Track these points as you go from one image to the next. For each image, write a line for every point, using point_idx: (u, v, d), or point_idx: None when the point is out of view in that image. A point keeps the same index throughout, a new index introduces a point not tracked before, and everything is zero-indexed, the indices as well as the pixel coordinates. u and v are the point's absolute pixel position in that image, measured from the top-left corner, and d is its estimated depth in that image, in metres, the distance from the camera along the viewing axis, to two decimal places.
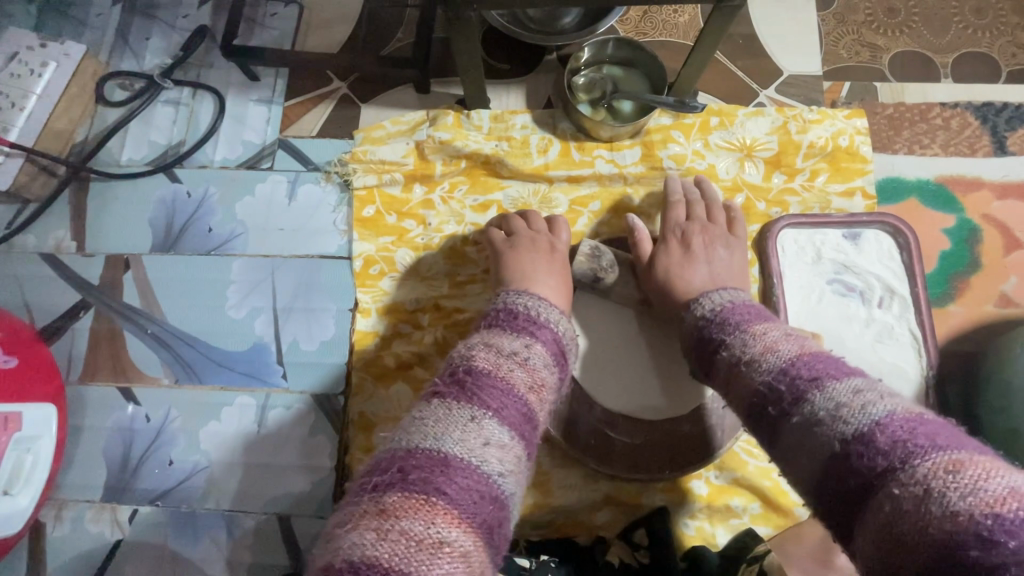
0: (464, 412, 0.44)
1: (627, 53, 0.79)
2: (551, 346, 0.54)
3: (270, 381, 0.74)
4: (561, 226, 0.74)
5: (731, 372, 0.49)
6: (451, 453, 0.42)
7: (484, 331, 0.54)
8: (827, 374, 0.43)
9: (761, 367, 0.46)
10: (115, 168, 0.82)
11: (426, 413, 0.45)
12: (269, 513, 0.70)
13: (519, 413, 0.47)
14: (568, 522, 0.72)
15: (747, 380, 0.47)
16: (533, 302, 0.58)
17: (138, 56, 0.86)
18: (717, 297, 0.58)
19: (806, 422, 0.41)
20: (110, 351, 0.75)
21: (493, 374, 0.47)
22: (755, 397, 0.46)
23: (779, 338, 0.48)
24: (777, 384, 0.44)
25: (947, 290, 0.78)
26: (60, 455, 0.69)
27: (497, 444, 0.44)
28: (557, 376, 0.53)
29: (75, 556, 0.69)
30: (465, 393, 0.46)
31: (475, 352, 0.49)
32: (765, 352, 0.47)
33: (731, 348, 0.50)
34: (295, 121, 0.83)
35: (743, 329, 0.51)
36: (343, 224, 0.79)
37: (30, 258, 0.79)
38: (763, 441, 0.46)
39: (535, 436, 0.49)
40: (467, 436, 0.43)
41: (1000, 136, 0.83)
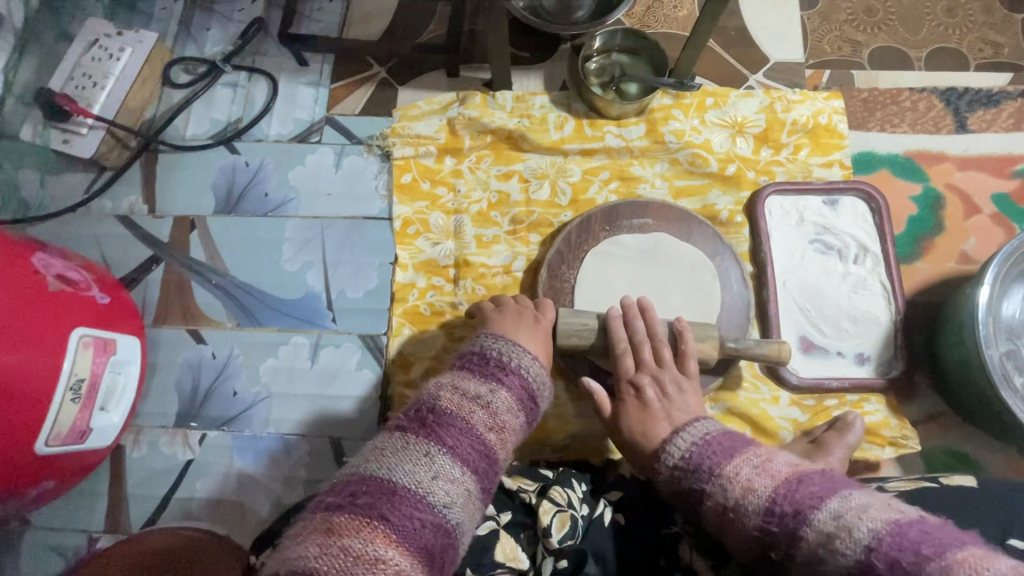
0: (419, 448, 0.55)
1: (633, 42, 0.91)
2: (517, 392, 0.63)
3: (320, 324, 0.84)
4: (550, 306, 0.76)
5: (723, 519, 0.55)
6: (400, 483, 0.52)
7: (455, 373, 0.64)
8: (807, 503, 0.49)
9: (748, 511, 0.52)
10: (181, 141, 0.93)
11: (387, 446, 0.55)
12: (322, 436, 0.80)
13: (474, 451, 0.57)
14: (582, 448, 0.82)
15: (740, 525, 0.53)
16: (506, 347, 0.67)
17: (199, 45, 0.97)
18: (683, 440, 0.62)
19: (812, 556, 0.47)
20: (179, 299, 0.86)
21: (452, 416, 0.58)
22: (755, 540, 0.52)
23: (751, 475, 0.54)
24: (769, 526, 0.50)
25: (914, 249, 0.88)
26: (141, 385, 0.79)
27: (445, 478, 0.53)
28: (519, 420, 0.62)
29: (151, 473, 0.79)
30: (424, 431, 0.56)
31: (440, 395, 0.60)
32: (745, 495, 0.53)
33: (714, 496, 0.56)
34: (340, 101, 0.94)
35: (716, 475, 0.56)
36: (384, 190, 0.90)
37: (107, 219, 0.89)
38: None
39: (490, 474, 0.58)
40: (417, 468, 0.53)
41: (962, 116, 0.94)
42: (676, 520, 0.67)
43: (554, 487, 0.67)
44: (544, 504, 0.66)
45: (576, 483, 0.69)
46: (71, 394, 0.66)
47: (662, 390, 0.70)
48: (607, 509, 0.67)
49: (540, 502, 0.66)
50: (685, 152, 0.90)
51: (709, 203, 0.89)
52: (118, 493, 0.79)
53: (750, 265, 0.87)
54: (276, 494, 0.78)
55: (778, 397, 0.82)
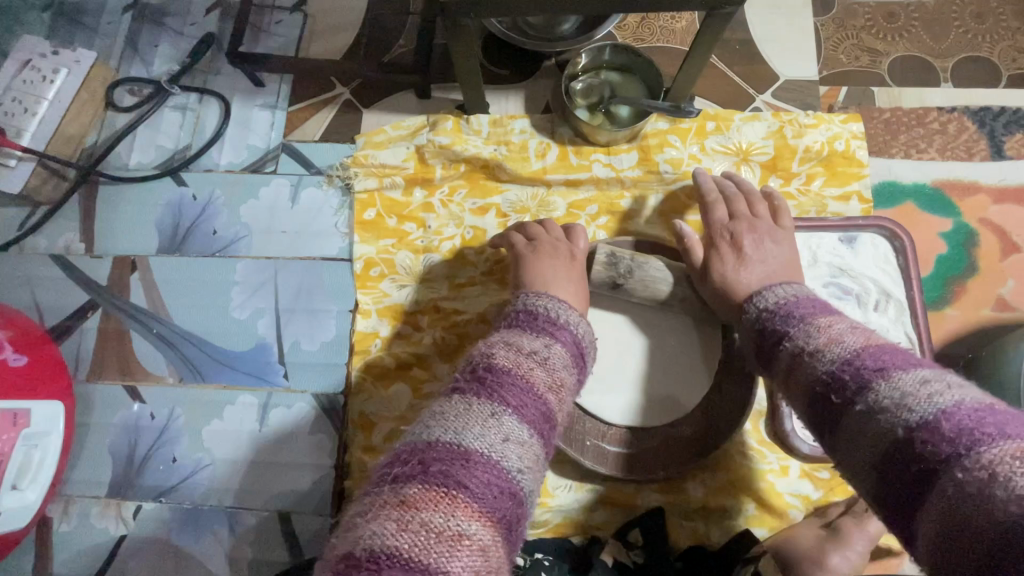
0: (483, 407, 0.43)
1: (625, 59, 0.81)
2: (571, 347, 0.53)
3: (271, 380, 0.75)
4: (580, 234, 0.72)
5: (794, 363, 0.47)
6: (472, 446, 0.40)
7: (504, 330, 0.53)
8: (893, 365, 0.41)
9: (824, 357, 0.44)
10: (124, 171, 0.84)
11: (447, 407, 0.44)
12: (271, 510, 0.71)
13: (540, 412, 0.46)
14: (564, 523, 0.72)
15: (809, 372, 0.45)
16: (555, 303, 0.56)
17: (147, 63, 0.88)
18: (778, 291, 0.55)
19: (870, 411, 0.39)
20: (117, 350, 0.77)
21: (515, 371, 0.47)
22: (814, 389, 0.44)
23: (846, 330, 0.46)
24: (841, 373, 0.42)
25: (943, 294, 0.78)
26: (67, 452, 0.71)
27: (518, 440, 0.42)
28: (575, 377, 0.52)
29: (82, 552, 0.71)
30: (484, 389, 0.45)
31: (495, 350, 0.49)
32: (830, 344, 0.45)
33: (795, 339, 0.48)
34: (299, 126, 0.85)
35: (807, 321, 0.49)
36: (344, 227, 0.81)
37: (41, 259, 0.81)
38: (818, 430, 0.45)
39: (555, 434, 0.48)
40: (488, 431, 0.42)
41: (997, 140, 0.83)
42: None
43: None
44: None
45: None
46: None
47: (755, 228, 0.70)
48: None
49: None
50: (683, 183, 0.80)
51: None
52: (43, 572, 0.71)
53: None
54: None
55: (788, 466, 0.73)
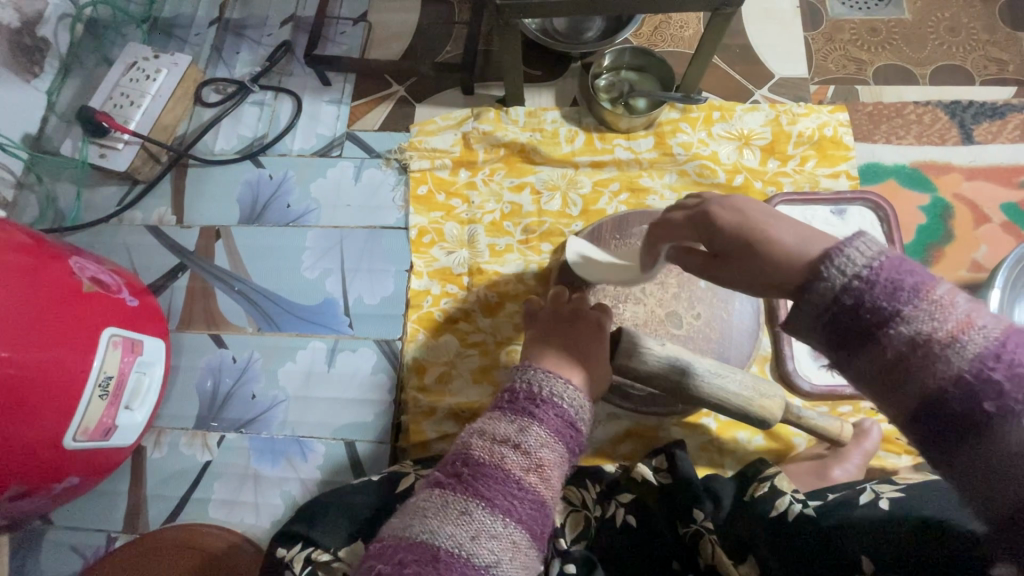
0: (458, 504, 0.47)
1: (641, 60, 0.95)
2: (554, 423, 0.52)
3: (337, 328, 0.87)
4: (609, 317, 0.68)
5: (916, 359, 0.37)
6: (444, 545, 0.45)
7: (488, 412, 0.55)
8: None
9: (966, 352, 0.36)
10: (210, 156, 0.98)
11: (427, 503, 0.48)
12: (337, 439, 0.81)
13: (516, 499, 0.48)
14: (594, 453, 0.82)
15: (942, 367, 0.36)
16: (537, 376, 0.55)
17: (230, 67, 1.03)
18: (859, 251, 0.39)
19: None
20: (203, 305, 0.89)
21: (490, 463, 0.49)
22: (956, 389, 0.36)
23: (971, 309, 0.37)
24: (994, 375, 0.35)
25: (924, 257, 0.89)
26: (164, 387, 0.82)
27: (490, 534, 0.46)
28: (562, 455, 0.52)
29: (170, 475, 0.81)
30: (462, 485, 0.48)
31: (473, 440, 0.51)
32: (963, 331, 0.36)
33: (915, 322, 0.37)
34: (361, 118, 0.99)
35: (920, 295, 0.37)
36: (401, 201, 0.93)
37: (137, 229, 0.94)
38: (927, 429, 0.38)
39: (541, 517, 0.50)
40: (458, 529, 0.46)
41: (968, 129, 0.95)
42: (698, 519, 0.64)
43: None
44: None
45: (589, 484, 0.73)
46: (99, 391, 0.69)
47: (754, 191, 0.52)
48: (618, 509, 0.68)
49: None
50: (693, 163, 0.92)
51: None
52: (138, 493, 0.81)
53: None
54: (292, 496, 0.79)
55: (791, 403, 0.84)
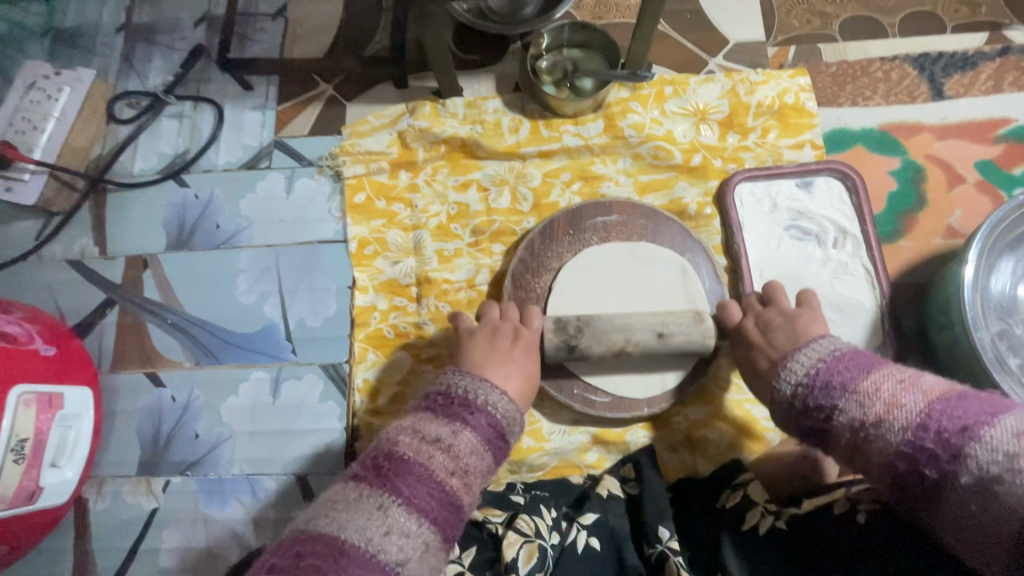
0: (374, 500, 0.51)
1: (583, 36, 0.87)
2: (484, 432, 0.58)
3: (280, 356, 0.81)
4: (534, 314, 0.72)
5: (859, 438, 0.53)
6: (349, 541, 0.48)
7: (419, 412, 0.59)
8: (971, 422, 0.48)
9: (895, 428, 0.50)
10: (129, 178, 0.90)
11: (340, 496, 0.52)
12: (289, 474, 0.77)
13: (434, 499, 0.52)
14: (562, 465, 0.78)
15: (882, 445, 0.51)
16: (472, 383, 0.61)
17: (142, 77, 0.94)
18: (801, 359, 0.59)
19: (980, 483, 0.46)
20: (136, 342, 0.83)
21: (413, 461, 0.53)
22: (900, 460, 0.50)
23: (896, 391, 0.52)
24: (923, 442, 0.49)
25: (896, 227, 0.84)
26: (98, 436, 0.77)
27: (400, 532, 0.49)
28: (487, 462, 0.57)
29: (116, 527, 0.77)
30: (379, 481, 0.52)
31: (400, 438, 0.55)
32: (889, 411, 0.51)
33: (849, 413, 0.53)
34: (288, 123, 0.91)
35: (851, 391, 0.54)
36: (337, 211, 0.87)
37: (58, 265, 0.87)
38: (908, 500, 0.51)
39: (455, 520, 0.54)
40: (370, 524, 0.49)
41: (938, 82, 0.89)
42: (664, 539, 0.62)
43: (521, 516, 0.64)
44: (510, 535, 0.62)
45: (545, 509, 0.66)
46: (12, 456, 0.63)
47: (788, 314, 0.67)
48: (581, 533, 0.64)
49: (506, 533, 0.63)
50: (647, 145, 0.86)
51: (676, 197, 0.85)
52: (83, 549, 0.76)
53: (724, 259, 0.83)
54: (245, 538, 0.75)
55: None
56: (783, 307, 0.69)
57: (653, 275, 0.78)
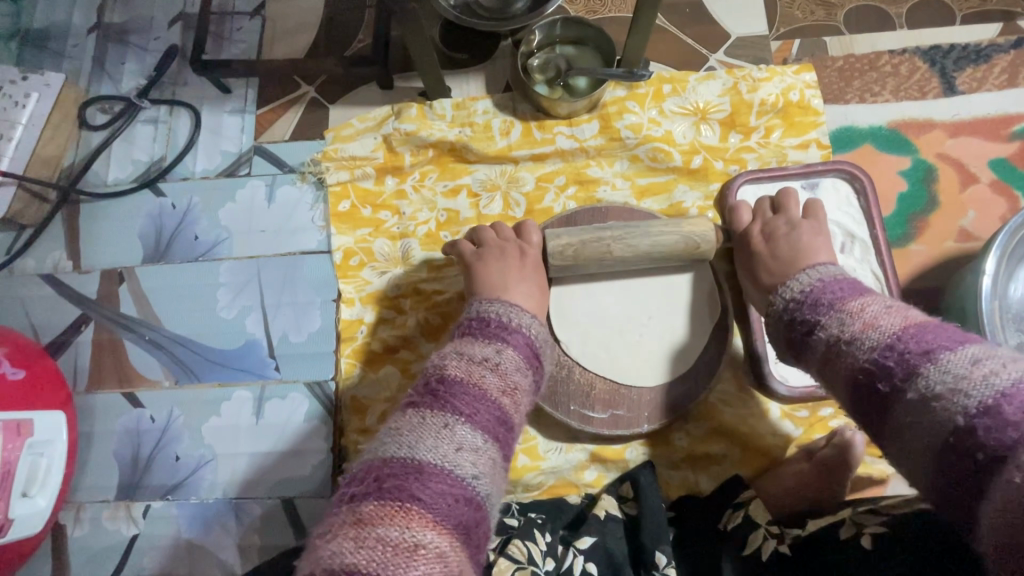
0: (437, 420, 0.46)
1: (576, 32, 0.83)
2: (523, 350, 0.56)
3: (263, 373, 0.78)
4: (531, 227, 0.73)
5: (830, 352, 0.50)
6: (425, 459, 0.44)
7: (457, 340, 0.56)
8: (939, 344, 0.43)
9: (863, 344, 0.47)
10: (103, 188, 0.86)
11: (401, 422, 0.47)
12: (274, 497, 0.74)
13: (493, 416, 0.49)
14: (559, 484, 0.75)
15: (848, 359, 0.48)
16: (505, 308, 0.60)
17: (116, 81, 0.90)
18: (801, 280, 0.58)
19: (923, 399, 0.41)
20: (113, 360, 0.80)
21: (466, 381, 0.50)
22: (859, 375, 0.46)
23: (879, 313, 0.48)
24: (884, 359, 0.45)
25: (907, 231, 0.80)
26: (73, 461, 0.73)
27: (471, 448, 0.46)
28: (530, 379, 0.55)
29: (95, 556, 0.73)
30: (438, 401, 0.48)
31: (447, 361, 0.52)
32: (865, 329, 0.48)
33: (828, 328, 0.51)
34: (268, 128, 0.87)
35: (837, 307, 0.51)
36: (321, 220, 0.83)
37: (30, 280, 0.83)
38: (866, 420, 0.47)
39: (511, 437, 0.51)
40: (441, 442, 0.45)
41: (949, 77, 0.85)
42: (661, 565, 0.59)
43: (513, 542, 0.61)
44: (502, 562, 0.59)
45: (539, 534, 0.63)
46: None
47: (793, 223, 0.70)
48: (577, 559, 0.61)
49: (498, 559, 0.60)
50: (645, 147, 0.82)
51: (676, 202, 0.81)
52: None
53: None
54: (230, 564, 0.72)
55: (768, 409, 0.76)
56: (791, 215, 0.71)
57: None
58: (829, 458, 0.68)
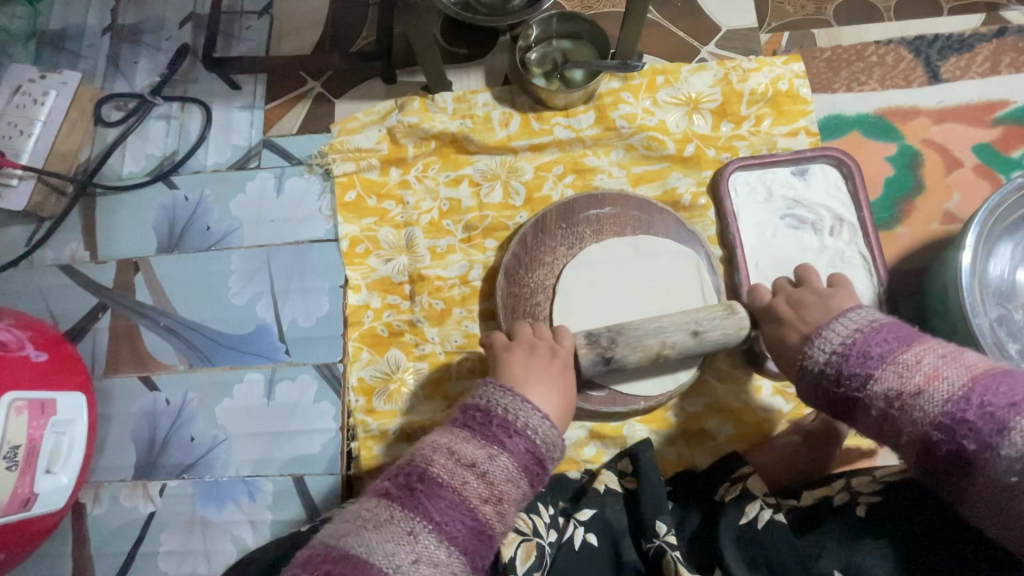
0: (403, 522, 0.48)
1: (572, 26, 0.86)
2: (522, 458, 0.53)
3: (274, 357, 0.81)
4: (566, 332, 0.67)
5: (894, 410, 0.51)
6: (377, 565, 0.46)
7: (455, 430, 0.55)
8: (1017, 397, 0.47)
9: (933, 401, 0.49)
10: (118, 181, 0.89)
11: (372, 513, 0.49)
12: (285, 475, 0.77)
13: (465, 528, 0.49)
14: (559, 460, 0.78)
15: (919, 415, 0.50)
16: (515, 402, 0.56)
17: (130, 79, 0.93)
18: (840, 327, 0.58)
19: (1023, 457, 0.45)
20: (129, 346, 0.83)
21: (447, 486, 0.50)
22: (936, 431, 0.49)
23: (937, 364, 0.51)
24: (964, 416, 0.48)
25: (893, 214, 0.83)
26: (93, 441, 0.76)
27: (430, 560, 0.47)
28: (522, 489, 0.53)
29: (114, 531, 0.76)
30: (411, 502, 0.49)
31: (435, 457, 0.52)
32: (930, 382, 0.50)
33: (886, 382, 0.52)
34: (276, 122, 0.90)
35: (891, 360, 0.53)
36: (328, 210, 0.86)
37: (49, 269, 0.86)
38: (935, 472, 0.51)
39: (483, 548, 0.51)
40: (400, 549, 0.47)
41: (933, 66, 0.87)
42: (660, 533, 0.61)
43: (518, 515, 0.64)
44: (508, 533, 0.61)
45: (543, 508, 0.67)
46: (4, 463, 0.62)
47: (821, 293, 0.65)
48: (577, 530, 0.64)
49: None
50: (640, 136, 0.85)
51: (670, 188, 0.84)
52: (82, 553, 0.76)
53: (720, 250, 0.82)
54: (243, 539, 0.75)
55: (761, 386, 0.78)
56: (815, 285, 0.67)
57: (656, 267, 0.76)
58: (815, 431, 0.73)
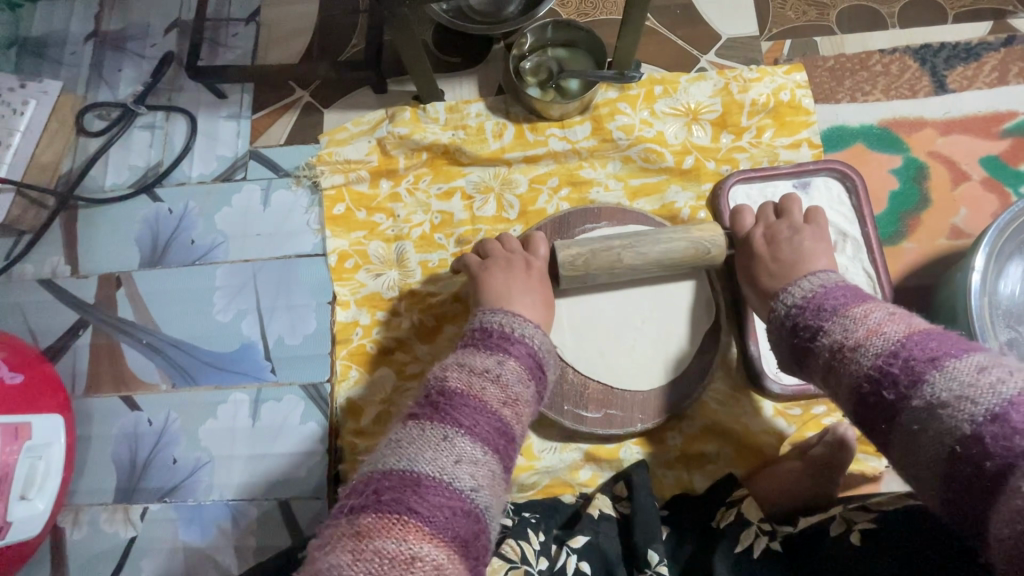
0: (436, 432, 0.47)
1: (568, 34, 0.83)
2: (525, 361, 0.56)
3: (260, 376, 0.79)
4: (539, 240, 0.71)
5: (833, 359, 0.50)
6: (424, 472, 0.44)
7: (460, 351, 0.56)
8: (943, 353, 0.44)
9: (868, 350, 0.47)
10: (100, 193, 0.87)
11: (403, 434, 0.48)
12: (270, 498, 0.74)
13: (492, 428, 0.49)
14: (553, 483, 0.75)
15: (853, 366, 0.48)
16: (507, 318, 0.59)
17: (113, 87, 0.91)
18: (804, 284, 0.58)
19: (929, 406, 0.42)
20: (111, 364, 0.80)
21: (466, 394, 0.50)
22: (863, 381, 0.47)
23: (882, 319, 0.49)
24: (889, 366, 0.45)
25: (898, 229, 0.80)
26: (70, 465, 0.74)
27: (470, 460, 0.46)
28: (533, 391, 0.55)
29: (93, 558, 0.74)
30: (438, 414, 0.48)
31: (448, 372, 0.52)
32: (869, 336, 0.48)
33: (831, 334, 0.51)
34: (263, 133, 0.88)
35: (841, 314, 0.52)
36: (316, 224, 0.83)
37: (28, 285, 0.83)
38: (868, 428, 0.48)
39: (512, 449, 0.51)
40: (440, 454, 0.46)
41: (940, 75, 0.85)
42: (654, 563, 0.58)
43: (507, 540, 0.62)
44: (495, 561, 0.60)
45: (532, 533, 0.63)
46: None
47: (796, 227, 0.69)
48: (570, 556, 0.61)
49: (491, 559, 0.60)
50: (637, 148, 0.82)
51: (668, 202, 0.81)
52: None
53: None
54: (226, 565, 0.72)
55: (761, 407, 0.76)
56: (793, 219, 0.70)
57: None
58: (820, 456, 0.69)
